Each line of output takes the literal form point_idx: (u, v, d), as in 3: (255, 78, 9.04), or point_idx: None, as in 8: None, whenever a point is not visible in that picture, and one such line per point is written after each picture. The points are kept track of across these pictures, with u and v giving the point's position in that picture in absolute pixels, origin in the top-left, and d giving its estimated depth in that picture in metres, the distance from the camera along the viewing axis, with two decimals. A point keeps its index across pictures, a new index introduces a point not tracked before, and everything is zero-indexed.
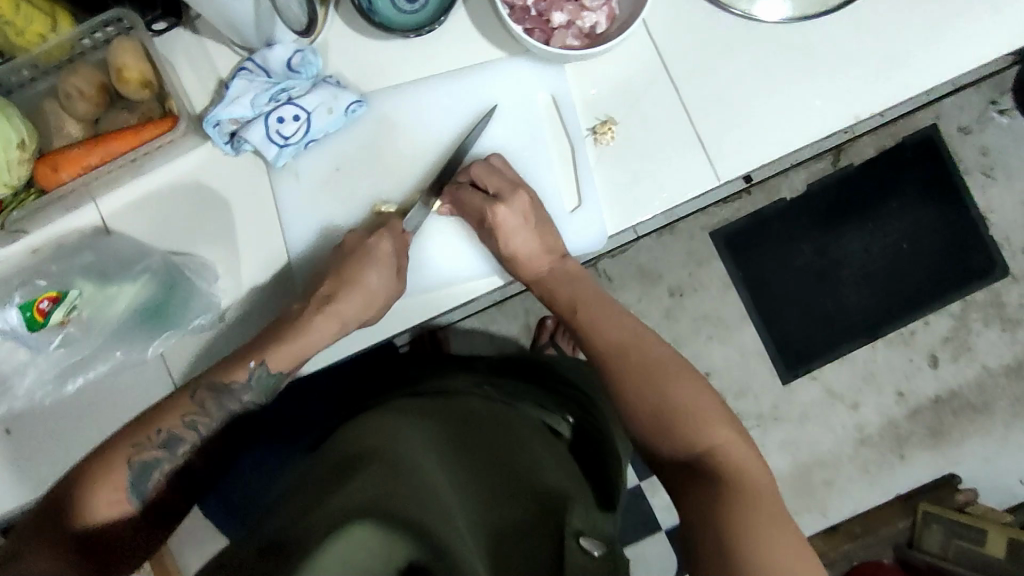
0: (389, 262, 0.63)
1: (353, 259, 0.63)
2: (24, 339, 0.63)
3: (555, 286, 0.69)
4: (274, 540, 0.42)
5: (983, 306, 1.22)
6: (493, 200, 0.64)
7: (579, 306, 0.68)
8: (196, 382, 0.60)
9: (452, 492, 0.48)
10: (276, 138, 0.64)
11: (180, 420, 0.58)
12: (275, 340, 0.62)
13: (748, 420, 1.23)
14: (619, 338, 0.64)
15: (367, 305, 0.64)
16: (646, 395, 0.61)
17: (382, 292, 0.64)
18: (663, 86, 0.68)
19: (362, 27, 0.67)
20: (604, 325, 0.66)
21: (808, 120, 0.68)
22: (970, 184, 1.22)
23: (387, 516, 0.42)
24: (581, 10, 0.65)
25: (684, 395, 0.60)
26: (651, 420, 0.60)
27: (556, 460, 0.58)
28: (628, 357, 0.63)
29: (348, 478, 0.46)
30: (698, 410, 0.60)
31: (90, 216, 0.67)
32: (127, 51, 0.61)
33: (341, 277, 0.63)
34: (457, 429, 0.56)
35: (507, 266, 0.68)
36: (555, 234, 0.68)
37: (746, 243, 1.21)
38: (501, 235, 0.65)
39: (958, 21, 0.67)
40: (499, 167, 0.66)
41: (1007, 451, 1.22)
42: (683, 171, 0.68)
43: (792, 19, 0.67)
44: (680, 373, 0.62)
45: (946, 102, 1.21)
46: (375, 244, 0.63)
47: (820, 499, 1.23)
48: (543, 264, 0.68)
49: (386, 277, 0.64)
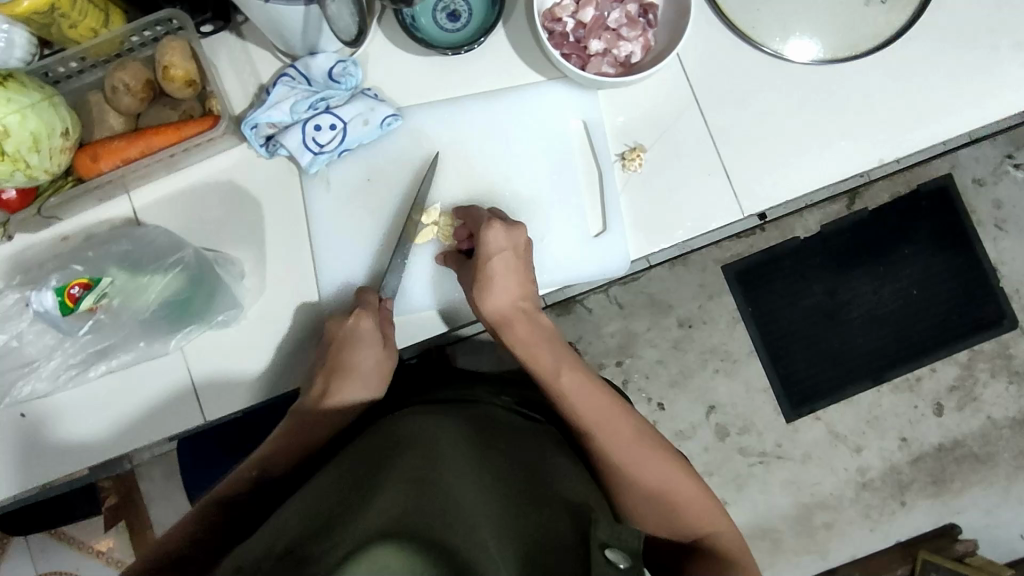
0: (375, 339, 0.64)
1: (341, 348, 0.63)
2: (56, 323, 0.62)
3: (533, 346, 0.66)
4: (295, 554, 0.42)
5: (991, 357, 1.23)
6: (486, 221, 0.63)
7: (564, 371, 0.65)
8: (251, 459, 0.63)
9: (475, 500, 0.47)
10: (312, 144, 0.65)
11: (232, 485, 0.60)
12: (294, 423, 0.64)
13: (751, 457, 1.22)
14: (603, 416, 0.64)
15: (365, 384, 0.65)
16: (648, 473, 0.63)
17: (371, 370, 0.65)
18: (692, 118, 0.69)
19: (403, 42, 0.68)
20: (580, 396, 0.64)
21: (833, 161, 0.69)
22: (982, 236, 1.23)
23: (414, 528, 0.42)
24: (618, 40, 0.67)
25: (673, 478, 0.64)
26: (655, 504, 0.63)
27: (573, 472, 0.58)
28: (616, 436, 0.63)
29: (369, 495, 0.47)
30: (687, 494, 0.64)
31: (123, 207, 0.68)
32: (175, 49, 0.62)
33: (329, 368, 0.64)
34: (477, 434, 0.57)
35: (474, 294, 0.65)
36: (531, 279, 0.67)
37: (757, 278, 1.22)
38: (484, 257, 0.63)
39: (983, 75, 0.69)
40: (498, 212, 0.66)
41: (1008, 503, 1.22)
42: (708, 201, 0.69)
43: (822, 61, 0.69)
44: (662, 454, 0.65)
45: (962, 153, 1.23)
46: (356, 327, 0.63)
47: (819, 541, 1.22)
48: (513, 306, 0.66)
49: (375, 353, 0.65)
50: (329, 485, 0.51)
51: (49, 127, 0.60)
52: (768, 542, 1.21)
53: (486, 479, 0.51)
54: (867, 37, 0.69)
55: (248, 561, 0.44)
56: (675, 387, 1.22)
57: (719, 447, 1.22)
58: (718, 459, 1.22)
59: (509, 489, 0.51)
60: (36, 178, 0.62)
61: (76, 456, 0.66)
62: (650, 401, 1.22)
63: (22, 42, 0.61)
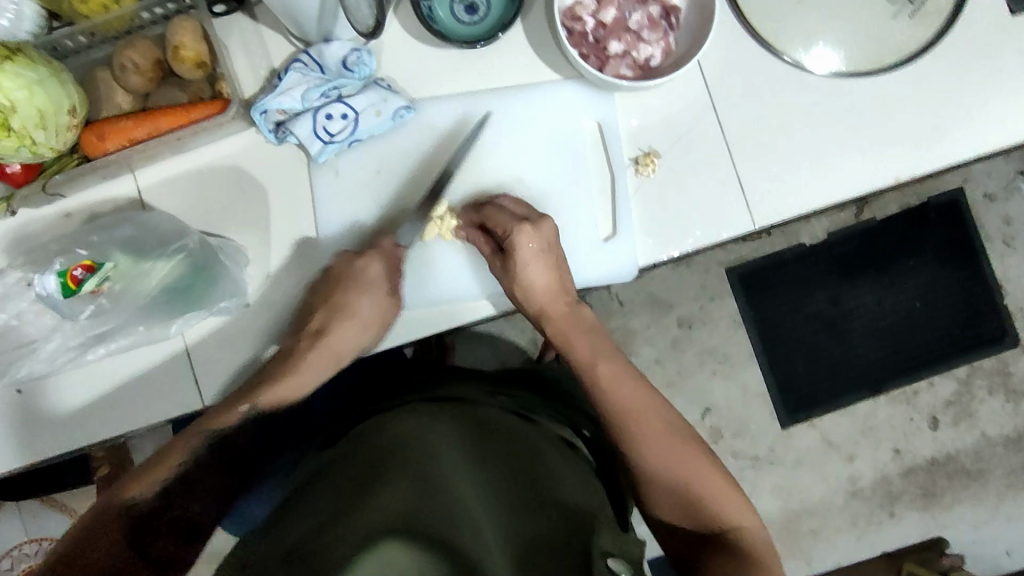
0: (379, 285, 0.64)
1: (345, 286, 0.64)
2: (58, 306, 0.62)
3: (567, 331, 0.67)
4: (298, 550, 0.42)
5: (990, 373, 1.23)
6: (519, 221, 0.62)
7: (592, 359, 0.66)
8: (186, 433, 0.60)
9: (480, 501, 0.48)
10: (322, 133, 0.64)
11: (173, 469, 0.57)
12: (271, 375, 0.64)
13: (743, 460, 1.22)
14: (636, 403, 0.64)
15: (363, 329, 0.66)
16: (661, 467, 0.62)
17: (374, 318, 0.66)
18: (708, 124, 0.68)
19: (419, 33, 0.67)
20: (615, 384, 0.65)
21: (848, 176, 0.69)
22: (989, 252, 1.22)
23: (418, 529, 0.41)
24: (638, 42, 0.66)
25: (685, 468, 0.62)
26: (669, 494, 0.62)
27: (577, 472, 0.59)
28: (645, 419, 0.63)
29: (376, 488, 0.47)
30: (704, 482, 0.62)
31: (127, 187, 0.67)
32: (187, 30, 0.61)
33: (332, 306, 0.65)
34: (477, 437, 0.56)
35: (516, 294, 0.65)
36: (567, 274, 0.66)
37: (762, 283, 1.21)
38: (519, 256, 0.63)
39: (1004, 95, 0.68)
40: (528, 204, 0.65)
41: (996, 519, 1.23)
42: (720, 210, 0.68)
43: (842, 74, 0.67)
44: (683, 445, 0.63)
45: (974, 167, 1.21)
46: (364, 267, 0.64)
47: (806, 547, 1.22)
48: (552, 304, 0.66)
49: (378, 303, 0.65)
50: (337, 473, 0.52)
51: (56, 104, 0.59)
52: None
53: (492, 478, 0.51)
54: (890, 51, 0.67)
55: (250, 560, 0.44)
56: (671, 387, 1.22)
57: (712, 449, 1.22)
58: None
59: (515, 486, 0.51)
60: (41, 155, 0.61)
61: (71, 432, 0.66)
62: None
63: (30, 14, 0.62)
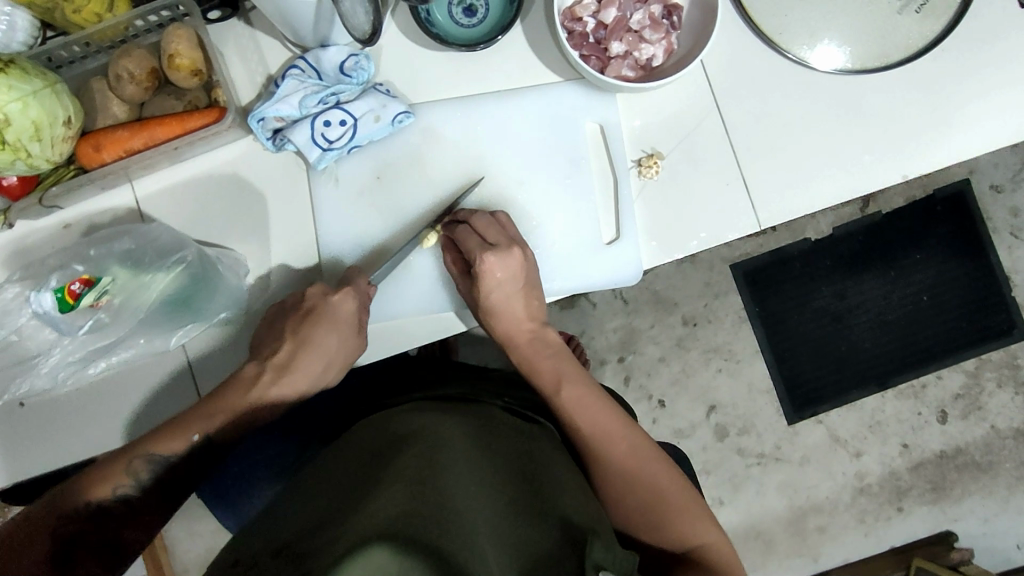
0: (351, 323, 0.63)
1: (316, 322, 0.62)
2: (56, 322, 0.58)
3: (532, 358, 0.67)
4: (290, 550, 0.43)
5: (998, 365, 1.22)
6: (484, 248, 0.62)
7: (566, 382, 0.65)
8: (91, 488, 0.57)
9: (474, 500, 0.47)
10: (321, 140, 0.63)
11: (67, 525, 0.55)
12: (221, 406, 0.60)
13: (749, 458, 1.21)
14: (601, 428, 0.64)
15: (327, 368, 0.65)
16: (635, 483, 0.63)
17: (337, 353, 0.64)
18: (713, 125, 0.67)
19: (417, 35, 0.66)
20: (585, 412, 0.64)
21: (853, 174, 0.68)
22: (997, 244, 1.21)
23: (408, 536, 0.41)
24: (639, 42, 0.64)
25: (657, 478, 0.63)
26: (642, 507, 0.62)
27: (571, 471, 0.59)
28: (614, 444, 0.63)
29: (370, 488, 0.46)
30: (678, 501, 0.63)
31: (125, 198, 0.67)
32: (182, 37, 0.60)
33: (298, 341, 0.62)
34: (480, 432, 0.56)
35: (479, 315, 0.66)
36: (538, 290, 0.66)
37: (767, 279, 1.20)
38: (483, 285, 0.63)
39: (1012, 89, 0.67)
40: (500, 223, 0.64)
41: (1006, 513, 1.22)
42: (725, 210, 0.67)
43: (848, 70, 0.66)
44: (655, 461, 0.64)
45: (981, 158, 1.20)
46: (338, 305, 0.62)
47: (813, 544, 1.21)
48: (524, 330, 0.67)
49: (345, 338, 0.64)
50: (334, 470, 0.52)
51: (51, 115, 0.58)
52: (760, 542, 1.21)
53: (488, 475, 0.51)
54: (898, 47, 0.66)
55: (244, 556, 0.45)
56: (676, 387, 1.21)
57: (718, 447, 1.21)
58: (716, 458, 1.21)
59: (509, 486, 0.51)
60: (37, 167, 0.60)
61: (74, 446, 0.66)
62: (651, 398, 1.21)
63: (24, 25, 0.61)
